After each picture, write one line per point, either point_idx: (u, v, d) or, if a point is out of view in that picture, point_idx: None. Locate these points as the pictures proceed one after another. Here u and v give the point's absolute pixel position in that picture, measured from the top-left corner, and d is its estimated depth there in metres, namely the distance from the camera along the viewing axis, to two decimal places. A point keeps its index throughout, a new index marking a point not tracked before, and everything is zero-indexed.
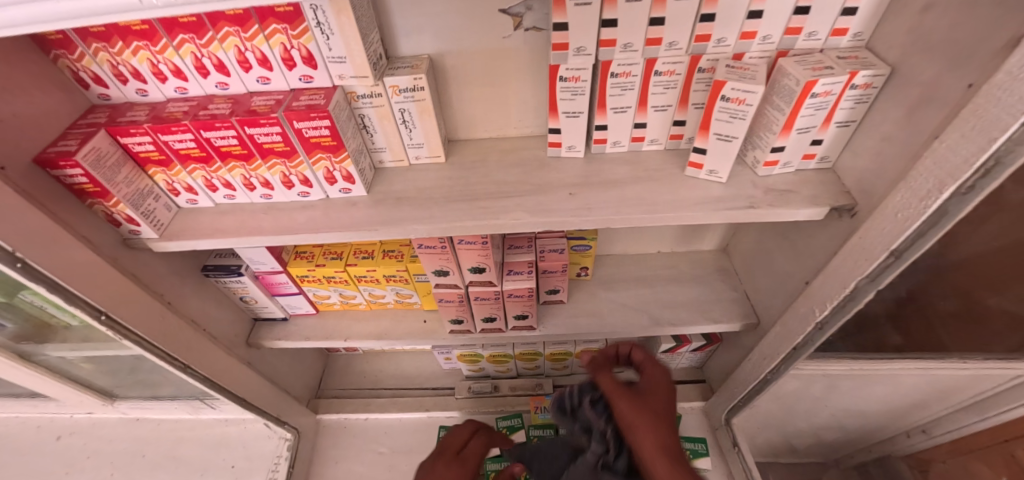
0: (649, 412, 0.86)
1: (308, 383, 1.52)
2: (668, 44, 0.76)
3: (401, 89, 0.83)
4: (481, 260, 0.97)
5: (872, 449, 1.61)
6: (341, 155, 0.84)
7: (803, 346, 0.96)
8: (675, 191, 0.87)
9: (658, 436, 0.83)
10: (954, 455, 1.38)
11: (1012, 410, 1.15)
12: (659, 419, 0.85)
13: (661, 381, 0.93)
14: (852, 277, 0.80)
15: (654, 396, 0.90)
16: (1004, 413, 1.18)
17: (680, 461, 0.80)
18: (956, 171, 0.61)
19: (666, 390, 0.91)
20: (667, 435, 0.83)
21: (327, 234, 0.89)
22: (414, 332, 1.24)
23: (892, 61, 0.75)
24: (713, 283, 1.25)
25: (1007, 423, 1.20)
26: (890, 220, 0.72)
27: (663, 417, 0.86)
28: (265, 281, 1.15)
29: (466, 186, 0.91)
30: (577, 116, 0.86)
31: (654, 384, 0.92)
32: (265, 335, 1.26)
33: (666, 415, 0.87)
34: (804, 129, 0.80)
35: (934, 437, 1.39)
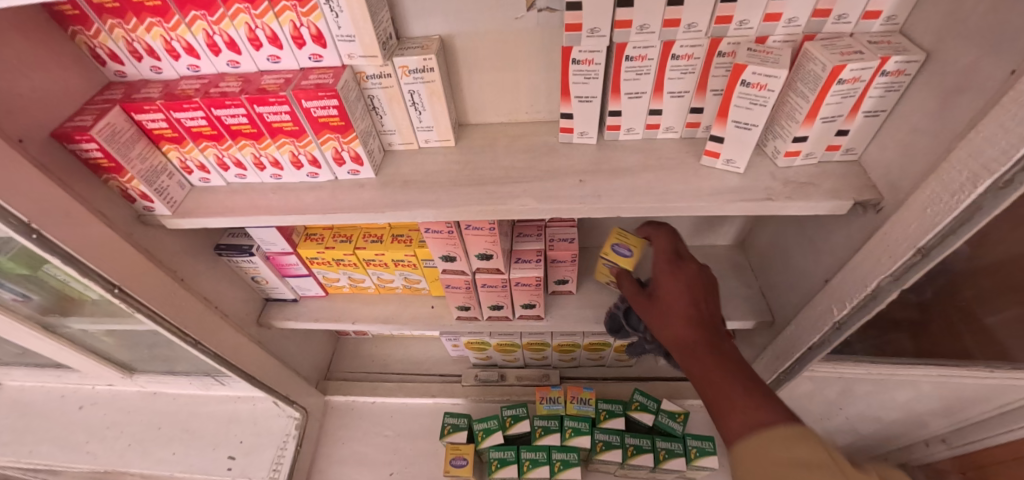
0: (665, 316, 0.77)
1: (317, 364, 1.54)
2: (686, 25, 0.73)
3: (411, 70, 0.82)
4: (489, 246, 0.96)
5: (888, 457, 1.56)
6: (349, 135, 0.83)
7: (819, 346, 0.94)
8: (689, 181, 0.84)
9: (673, 336, 0.75)
10: (976, 468, 1.32)
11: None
12: (675, 323, 0.75)
13: (675, 288, 0.78)
14: (874, 275, 0.76)
15: (667, 300, 0.78)
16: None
17: (708, 352, 0.70)
18: (992, 163, 0.57)
19: (690, 288, 0.78)
20: (681, 326, 0.75)
21: (335, 216, 0.89)
22: (421, 317, 1.24)
23: (927, 46, 0.70)
24: (727, 278, 1.22)
25: None
26: (918, 217, 0.68)
27: (677, 318, 0.75)
28: (275, 262, 1.16)
29: (474, 170, 0.89)
30: (589, 101, 0.84)
31: (664, 289, 0.80)
32: (276, 314, 1.28)
33: (688, 310, 0.76)
34: (829, 118, 0.76)
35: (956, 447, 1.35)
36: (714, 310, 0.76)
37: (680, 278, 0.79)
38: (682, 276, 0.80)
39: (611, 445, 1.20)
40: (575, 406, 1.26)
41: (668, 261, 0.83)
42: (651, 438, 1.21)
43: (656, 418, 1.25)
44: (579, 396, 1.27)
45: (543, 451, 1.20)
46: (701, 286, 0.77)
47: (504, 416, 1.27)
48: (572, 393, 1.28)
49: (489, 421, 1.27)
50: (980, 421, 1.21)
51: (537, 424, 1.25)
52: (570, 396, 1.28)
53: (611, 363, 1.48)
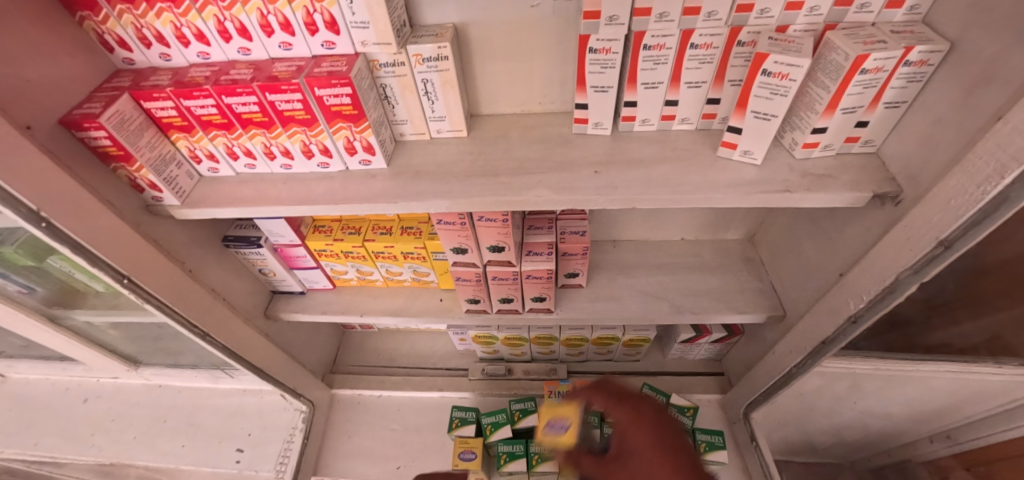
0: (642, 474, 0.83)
1: (323, 358, 1.53)
2: (706, 13, 0.72)
3: (425, 58, 0.80)
4: (501, 238, 0.95)
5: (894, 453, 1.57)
6: (361, 125, 0.82)
7: (834, 341, 0.93)
8: (705, 173, 0.83)
9: None
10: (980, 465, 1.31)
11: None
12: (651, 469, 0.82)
13: (642, 439, 0.87)
14: (893, 268, 0.76)
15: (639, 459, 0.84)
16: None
17: None
18: (1020, 153, 0.56)
19: (658, 437, 0.86)
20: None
21: (346, 206, 0.88)
22: (430, 311, 1.23)
23: (951, 36, 0.69)
24: (738, 273, 1.21)
25: None
26: (941, 208, 0.67)
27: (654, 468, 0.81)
28: (284, 254, 1.15)
29: (487, 161, 0.88)
30: (605, 91, 0.83)
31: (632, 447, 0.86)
32: (283, 307, 1.27)
33: (670, 464, 0.82)
34: (850, 109, 0.75)
35: (959, 444, 1.33)
36: (687, 456, 0.84)
37: (644, 426, 0.88)
38: (642, 422, 0.89)
39: None
40: None
41: (624, 409, 0.92)
42: None
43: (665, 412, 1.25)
44: None
45: None
46: (663, 429, 0.87)
47: (513, 410, 1.27)
48: (581, 387, 1.28)
49: (498, 414, 1.26)
50: (990, 417, 1.21)
51: None
52: None
53: (618, 357, 1.48)
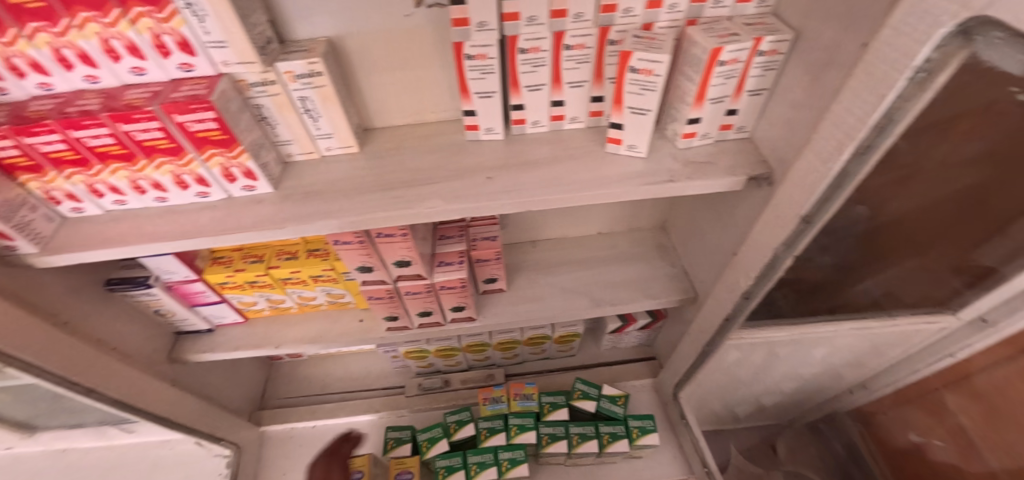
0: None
1: (248, 394, 1.45)
2: (574, 15, 0.73)
3: (297, 75, 0.77)
4: (405, 253, 0.92)
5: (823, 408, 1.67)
6: (234, 149, 0.78)
7: (734, 316, 0.97)
8: (595, 169, 0.84)
9: None
10: (897, 405, 1.45)
11: (943, 360, 1.23)
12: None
13: None
14: (769, 246, 0.80)
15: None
16: (940, 360, 1.23)
17: None
18: (851, 131, 0.60)
19: None
20: None
21: (230, 236, 0.83)
22: (350, 333, 1.18)
23: (795, 26, 0.74)
24: (652, 260, 1.25)
25: (940, 369, 1.27)
26: (798, 187, 0.71)
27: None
28: (180, 291, 1.07)
29: (381, 175, 0.86)
30: (489, 96, 0.83)
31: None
32: (189, 348, 1.18)
33: None
34: (717, 99, 0.79)
35: (876, 390, 1.47)
36: None
37: None
38: None
39: (557, 436, 1.20)
40: (518, 403, 1.27)
41: None
42: (594, 424, 1.23)
43: (598, 404, 1.27)
44: (522, 392, 1.29)
45: (489, 453, 1.18)
46: None
47: (449, 422, 1.26)
48: (515, 390, 1.29)
49: (433, 429, 1.24)
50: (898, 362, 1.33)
51: (481, 427, 1.23)
52: (512, 394, 1.28)
53: (553, 355, 1.50)
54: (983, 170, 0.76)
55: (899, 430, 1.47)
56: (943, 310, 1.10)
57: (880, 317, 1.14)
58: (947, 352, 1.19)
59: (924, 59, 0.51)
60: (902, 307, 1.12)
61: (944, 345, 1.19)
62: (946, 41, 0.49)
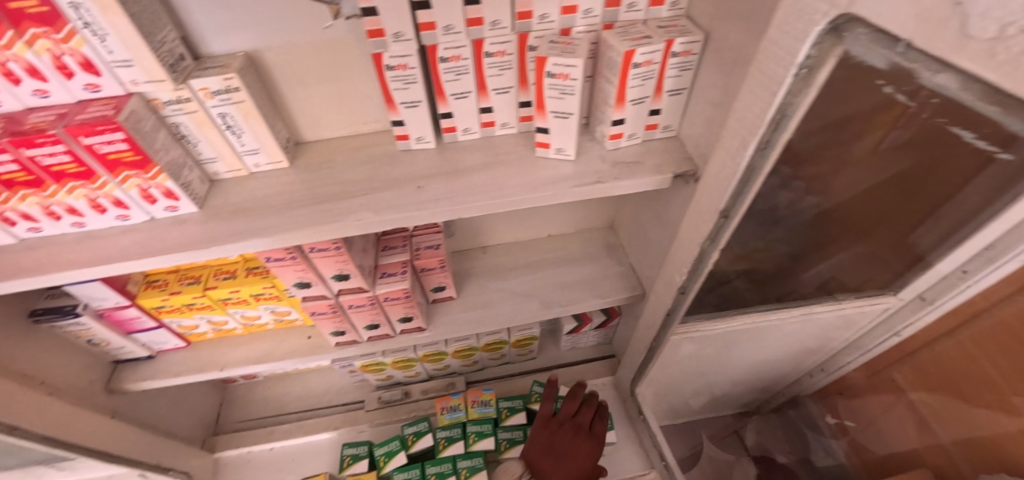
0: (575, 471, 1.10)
1: (200, 421, 1.40)
2: (490, 23, 0.74)
3: (214, 92, 0.76)
4: (342, 266, 0.91)
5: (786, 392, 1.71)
6: (151, 170, 0.75)
7: (674, 311, 0.99)
8: (525, 174, 0.85)
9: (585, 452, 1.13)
10: (851, 386, 1.47)
11: (890, 339, 1.24)
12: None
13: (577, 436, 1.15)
14: (696, 241, 0.82)
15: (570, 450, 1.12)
16: (885, 341, 1.25)
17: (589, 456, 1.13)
18: (752, 127, 0.63)
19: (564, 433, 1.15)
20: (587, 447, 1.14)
21: (152, 259, 0.80)
22: (298, 351, 1.16)
23: (705, 27, 0.76)
24: (601, 259, 1.27)
25: (886, 351, 1.30)
26: (714, 183, 0.73)
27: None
28: (113, 318, 1.03)
29: (310, 189, 0.85)
30: (415, 106, 0.83)
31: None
32: (129, 377, 1.14)
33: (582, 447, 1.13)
34: (638, 100, 0.81)
35: (832, 373, 1.50)
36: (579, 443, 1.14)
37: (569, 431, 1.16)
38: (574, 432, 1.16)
39: (515, 441, 1.22)
40: (476, 410, 1.26)
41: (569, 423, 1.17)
42: None
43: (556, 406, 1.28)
44: (480, 399, 1.28)
45: (448, 462, 1.17)
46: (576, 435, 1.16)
47: (406, 434, 1.24)
48: (473, 397, 1.28)
49: (390, 443, 1.22)
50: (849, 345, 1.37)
51: (440, 436, 1.23)
52: (471, 401, 1.27)
53: (514, 359, 1.50)
54: (908, 154, 0.76)
55: (863, 413, 1.47)
56: (885, 292, 1.11)
57: (825, 301, 1.17)
58: (893, 331, 1.20)
59: (805, 56, 0.53)
60: (846, 291, 1.15)
61: (889, 324, 1.20)
62: (821, 38, 0.51)
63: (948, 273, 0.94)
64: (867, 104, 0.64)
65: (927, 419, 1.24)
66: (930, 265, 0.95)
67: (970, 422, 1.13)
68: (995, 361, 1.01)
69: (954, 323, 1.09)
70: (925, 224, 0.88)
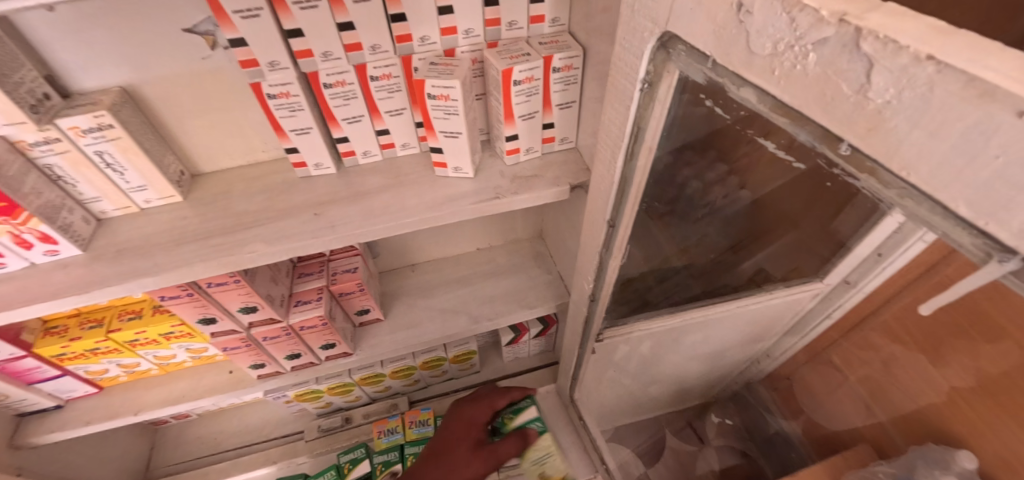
0: (445, 451, 1.11)
1: (127, 468, 1.33)
2: (369, 47, 0.75)
3: (85, 130, 0.73)
4: (247, 298, 0.89)
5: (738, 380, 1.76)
6: (20, 216, 0.71)
7: (590, 318, 1.01)
8: (424, 194, 0.86)
9: (462, 435, 1.15)
10: (795, 369, 1.54)
11: (824, 321, 1.31)
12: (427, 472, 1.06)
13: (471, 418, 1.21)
14: (594, 249, 0.84)
15: (457, 429, 1.19)
16: (821, 323, 1.32)
17: (457, 445, 1.13)
18: (618, 139, 0.65)
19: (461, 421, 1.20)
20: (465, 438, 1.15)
21: (30, 308, 0.76)
22: (219, 387, 1.12)
23: (584, 42, 0.79)
24: (529, 269, 1.28)
25: (822, 334, 1.36)
26: (599, 192, 0.75)
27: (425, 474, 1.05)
28: (9, 371, 0.97)
29: (203, 223, 0.83)
30: (306, 132, 0.82)
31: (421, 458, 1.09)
32: (34, 431, 1.07)
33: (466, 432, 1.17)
34: (528, 115, 0.83)
35: (777, 358, 1.56)
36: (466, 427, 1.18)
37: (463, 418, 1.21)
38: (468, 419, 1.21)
39: None
40: (415, 430, 1.25)
41: (468, 413, 1.23)
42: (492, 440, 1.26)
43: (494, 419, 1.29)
44: (417, 419, 1.27)
45: None
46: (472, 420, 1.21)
47: (343, 462, 1.21)
48: (410, 417, 1.27)
49: (327, 473, 1.19)
50: (788, 332, 1.43)
51: (377, 461, 1.19)
52: (408, 422, 1.26)
53: (456, 374, 1.49)
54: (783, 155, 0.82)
55: (808, 396, 1.51)
56: (813, 279, 1.17)
57: (759, 293, 1.21)
58: (825, 313, 1.27)
59: (645, 72, 0.55)
60: (775, 283, 1.20)
61: (822, 308, 1.27)
62: (655, 54, 0.54)
63: (866, 257, 1.01)
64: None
65: (862, 397, 1.29)
66: (850, 250, 1.01)
67: (898, 397, 1.17)
68: (907, 340, 1.08)
69: (877, 303, 1.15)
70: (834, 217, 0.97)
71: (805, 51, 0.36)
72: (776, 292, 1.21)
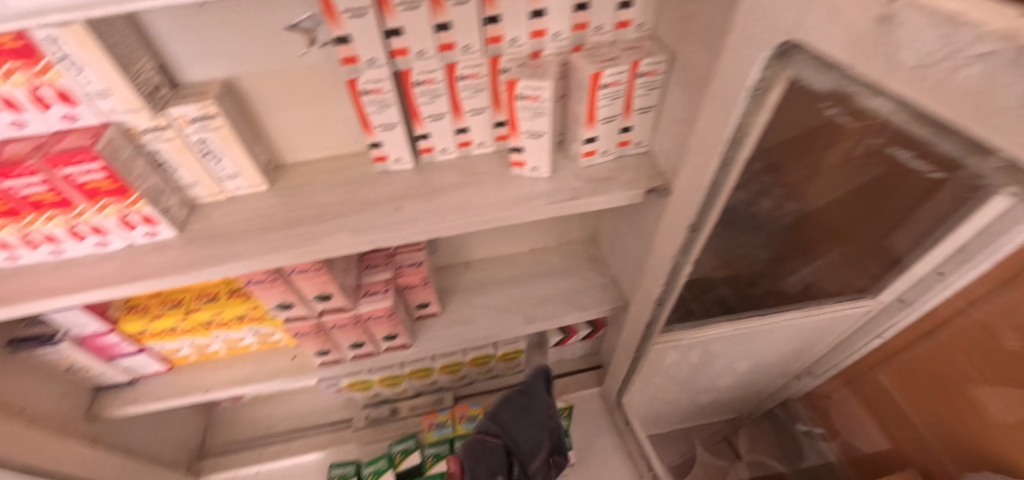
0: None
1: (184, 445, 1.38)
2: (462, 47, 0.77)
3: (192, 119, 0.77)
4: (323, 287, 0.92)
5: (774, 397, 1.67)
6: (131, 198, 0.77)
7: (653, 322, 1.02)
8: (502, 191, 0.88)
9: None
10: (839, 390, 1.47)
11: (873, 341, 1.25)
12: None
13: None
14: (669, 253, 0.84)
15: None
16: (871, 341, 1.24)
17: None
18: (715, 145, 0.65)
19: None
20: None
21: (130, 286, 0.81)
22: (282, 372, 1.16)
23: (670, 48, 0.79)
24: (584, 272, 1.28)
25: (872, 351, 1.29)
26: (684, 197, 0.76)
27: None
28: (94, 345, 1.03)
29: (289, 212, 0.86)
30: (392, 128, 0.84)
31: None
32: (110, 403, 1.13)
33: None
34: (609, 118, 0.84)
35: (819, 376, 1.48)
36: None
37: None
38: None
39: None
40: (464, 425, 1.26)
41: None
42: None
43: None
44: (467, 414, 1.27)
45: None
46: None
47: (394, 452, 1.23)
48: (460, 412, 1.28)
49: (378, 462, 1.22)
50: (836, 347, 1.36)
51: (428, 453, 1.22)
52: (458, 416, 1.27)
53: (501, 372, 1.50)
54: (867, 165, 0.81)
55: (853, 415, 1.45)
56: (865, 296, 1.13)
57: (811, 306, 1.18)
58: (875, 334, 1.22)
59: (757, 79, 0.56)
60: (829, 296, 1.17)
61: (872, 327, 1.21)
62: (770, 62, 0.54)
63: (923, 276, 0.99)
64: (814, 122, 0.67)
65: (912, 418, 1.25)
66: (906, 268, 0.99)
67: (955, 420, 1.13)
68: (968, 359, 1.04)
69: (932, 323, 1.11)
70: (900, 230, 0.93)
71: (959, 65, 0.36)
72: (829, 305, 1.16)
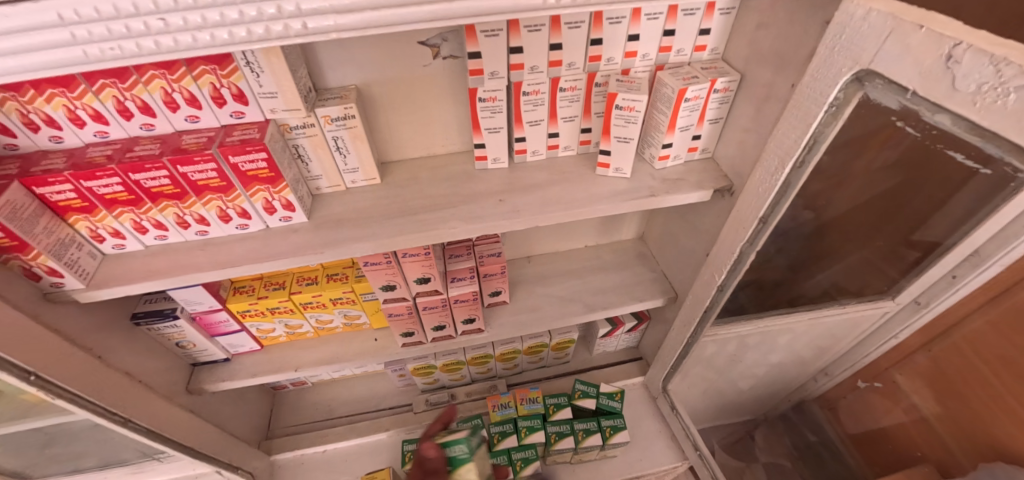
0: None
1: (256, 425, 1.47)
2: (567, 64, 0.90)
3: (333, 119, 0.89)
4: (426, 270, 1.04)
5: (791, 397, 1.77)
6: (279, 185, 0.88)
7: (710, 309, 1.14)
8: (589, 188, 1.00)
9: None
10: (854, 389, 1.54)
11: (889, 341, 1.35)
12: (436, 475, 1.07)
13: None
14: (736, 244, 0.97)
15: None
16: (885, 343, 1.36)
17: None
18: (790, 149, 0.79)
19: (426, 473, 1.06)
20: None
21: (270, 263, 0.92)
22: (364, 352, 1.27)
23: (740, 69, 0.93)
24: (635, 267, 1.41)
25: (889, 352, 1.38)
26: (756, 194, 0.89)
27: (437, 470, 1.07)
28: (203, 321, 1.13)
29: (402, 202, 0.99)
30: (497, 131, 0.97)
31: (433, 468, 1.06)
32: (206, 379, 1.22)
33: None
34: (685, 127, 0.97)
35: (834, 376, 1.58)
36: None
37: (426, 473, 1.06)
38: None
39: (563, 434, 1.33)
40: (525, 406, 1.37)
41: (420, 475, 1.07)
42: (596, 420, 1.37)
43: (597, 401, 1.41)
44: (527, 397, 1.39)
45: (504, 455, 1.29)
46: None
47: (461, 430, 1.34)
48: (521, 395, 1.39)
49: None
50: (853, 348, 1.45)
51: (493, 431, 1.33)
52: (519, 398, 1.39)
53: (549, 362, 1.61)
54: (899, 173, 0.95)
55: (868, 416, 1.53)
56: (884, 296, 1.24)
57: (832, 306, 1.29)
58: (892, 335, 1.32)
59: (834, 97, 0.69)
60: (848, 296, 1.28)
61: (888, 329, 1.32)
62: (846, 85, 0.67)
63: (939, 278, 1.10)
64: (867, 131, 0.81)
65: (927, 418, 1.33)
66: (923, 271, 1.11)
67: (968, 415, 1.22)
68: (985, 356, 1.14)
69: (951, 322, 1.20)
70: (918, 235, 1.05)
71: (1007, 92, 0.50)
72: (849, 306, 1.28)
